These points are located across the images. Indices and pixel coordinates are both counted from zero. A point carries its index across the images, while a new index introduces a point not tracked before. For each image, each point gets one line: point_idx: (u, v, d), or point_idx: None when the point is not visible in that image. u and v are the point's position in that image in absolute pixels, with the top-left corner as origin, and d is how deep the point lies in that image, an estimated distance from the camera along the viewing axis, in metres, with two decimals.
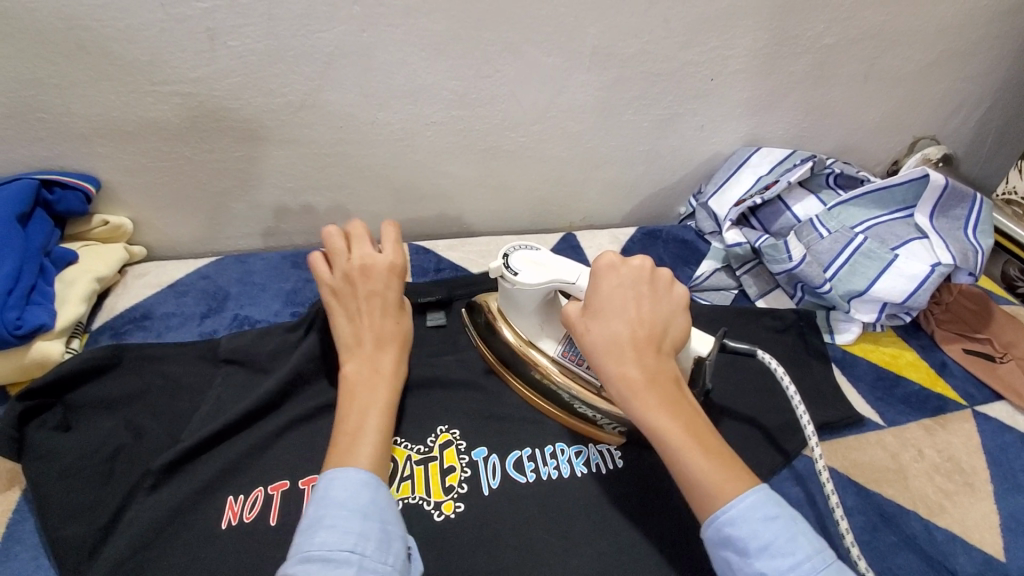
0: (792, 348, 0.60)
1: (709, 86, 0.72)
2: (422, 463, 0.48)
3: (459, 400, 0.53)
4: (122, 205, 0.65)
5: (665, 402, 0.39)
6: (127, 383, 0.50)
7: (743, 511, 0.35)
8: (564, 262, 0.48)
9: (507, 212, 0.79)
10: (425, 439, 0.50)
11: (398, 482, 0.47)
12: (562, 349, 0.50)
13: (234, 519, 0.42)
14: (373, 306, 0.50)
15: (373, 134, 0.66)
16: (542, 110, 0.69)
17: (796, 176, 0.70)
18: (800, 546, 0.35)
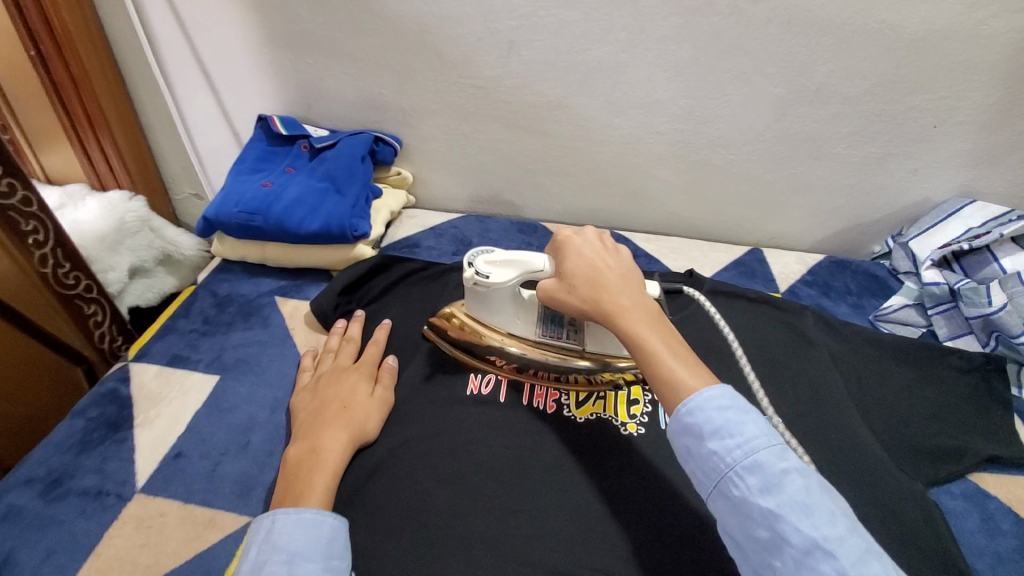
0: (973, 388, 0.62)
1: (931, 132, 0.75)
2: (612, 389, 0.57)
3: None
4: (410, 163, 0.87)
5: (641, 321, 0.47)
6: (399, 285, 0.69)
7: (701, 399, 0.42)
8: (518, 256, 0.56)
9: (699, 220, 0.88)
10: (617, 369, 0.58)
11: (593, 400, 0.57)
12: (540, 329, 0.59)
13: (475, 390, 0.57)
14: (332, 396, 0.55)
15: (605, 135, 0.80)
16: (757, 133, 0.77)
17: (1010, 230, 0.69)
18: (754, 428, 0.40)
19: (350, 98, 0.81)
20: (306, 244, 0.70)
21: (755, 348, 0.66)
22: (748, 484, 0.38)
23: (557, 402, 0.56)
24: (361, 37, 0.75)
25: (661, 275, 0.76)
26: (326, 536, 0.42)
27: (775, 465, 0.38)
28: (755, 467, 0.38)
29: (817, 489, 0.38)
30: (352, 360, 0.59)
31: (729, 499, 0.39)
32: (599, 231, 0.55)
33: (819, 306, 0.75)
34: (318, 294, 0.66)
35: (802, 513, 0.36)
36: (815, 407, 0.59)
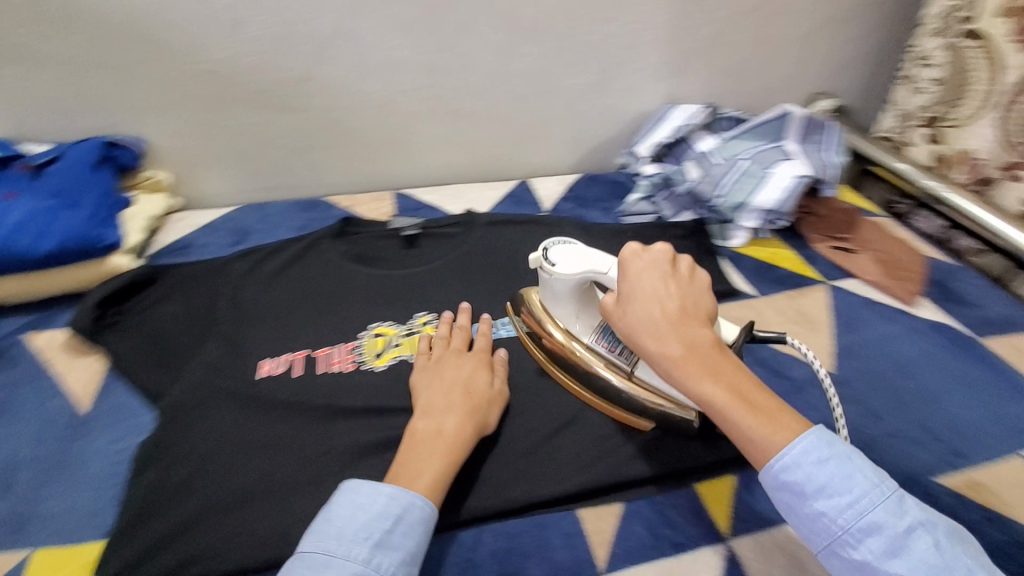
0: (691, 248, 0.77)
1: (629, 53, 0.89)
2: (407, 336, 0.62)
3: (429, 295, 0.69)
4: (165, 164, 0.82)
5: (703, 368, 0.42)
6: (171, 291, 0.66)
7: (805, 460, 0.39)
8: (601, 255, 0.52)
9: (472, 166, 0.95)
10: (408, 322, 0.64)
11: (391, 349, 0.60)
12: (596, 339, 0.52)
13: (268, 371, 0.57)
14: (450, 381, 0.51)
15: (360, 101, 0.83)
16: (492, 76, 0.86)
17: (696, 122, 0.88)
18: (869, 479, 0.38)
19: (66, 106, 0.74)
20: (46, 267, 0.64)
21: (523, 265, 0.74)
22: (872, 550, 0.36)
23: (355, 361, 0.58)
24: (62, 38, 0.70)
25: (438, 223, 0.81)
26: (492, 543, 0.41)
27: (901, 520, 0.36)
28: (875, 528, 0.37)
29: (922, 525, 0.37)
30: (466, 343, 0.56)
31: (845, 560, 0.37)
32: (662, 251, 0.48)
33: (577, 215, 0.87)
34: (75, 313, 0.62)
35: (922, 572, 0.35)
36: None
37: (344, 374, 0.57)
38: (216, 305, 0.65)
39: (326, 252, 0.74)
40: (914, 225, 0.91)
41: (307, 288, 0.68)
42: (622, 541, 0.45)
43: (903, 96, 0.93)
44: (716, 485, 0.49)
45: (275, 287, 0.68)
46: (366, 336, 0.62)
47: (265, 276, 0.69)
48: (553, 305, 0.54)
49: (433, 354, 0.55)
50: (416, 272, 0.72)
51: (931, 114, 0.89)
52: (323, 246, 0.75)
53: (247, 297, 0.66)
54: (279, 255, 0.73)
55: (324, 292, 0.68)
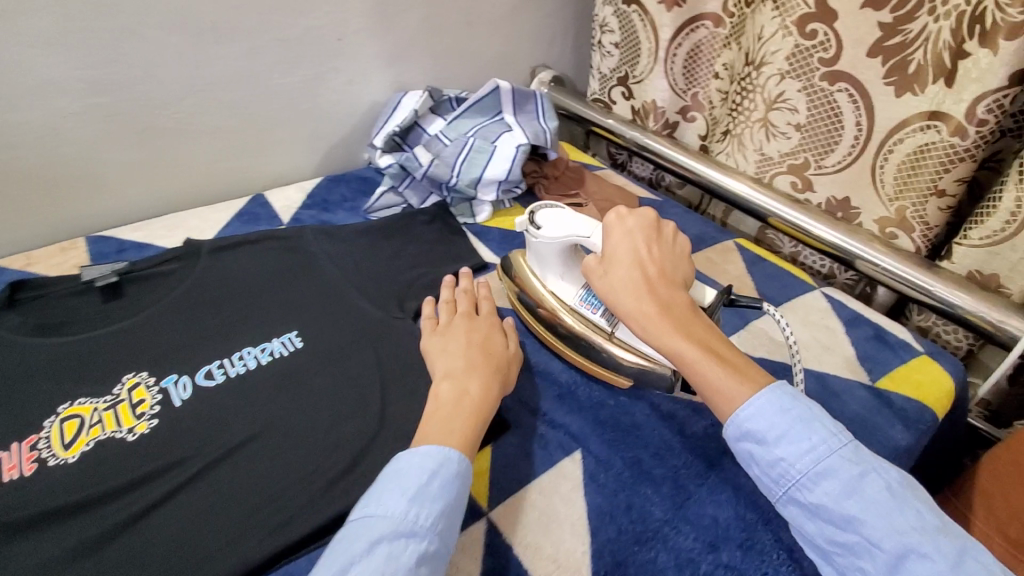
0: (438, 232, 0.78)
1: (340, 45, 0.86)
2: (110, 407, 0.52)
3: (141, 344, 0.58)
4: None
5: (674, 329, 0.48)
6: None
7: (767, 413, 0.44)
8: (580, 220, 0.57)
9: (191, 189, 0.84)
10: (111, 389, 0.54)
11: (88, 429, 0.51)
12: (580, 298, 0.58)
13: None
14: (462, 339, 0.56)
15: (5, 134, 0.67)
16: (186, 85, 0.75)
17: (421, 105, 0.86)
18: (826, 429, 0.44)
19: None
20: None
21: (263, 288, 0.66)
22: (822, 492, 0.42)
23: (38, 459, 0.48)
24: None
25: (151, 259, 0.67)
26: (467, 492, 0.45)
27: (849, 464, 0.42)
28: (828, 472, 0.42)
29: (868, 467, 0.42)
30: (472, 308, 0.62)
31: (802, 502, 0.43)
32: (645, 216, 0.55)
33: (320, 220, 0.82)
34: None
35: (860, 507, 0.40)
36: (325, 308, 0.64)
37: (22, 478, 0.47)
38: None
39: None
40: (633, 171, 1.07)
41: None
42: None
43: (600, 61, 1.03)
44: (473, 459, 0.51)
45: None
46: (54, 423, 0.51)
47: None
48: (540, 269, 0.61)
49: (443, 320, 0.60)
50: (122, 325, 0.60)
51: (621, 74, 1.00)
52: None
53: None
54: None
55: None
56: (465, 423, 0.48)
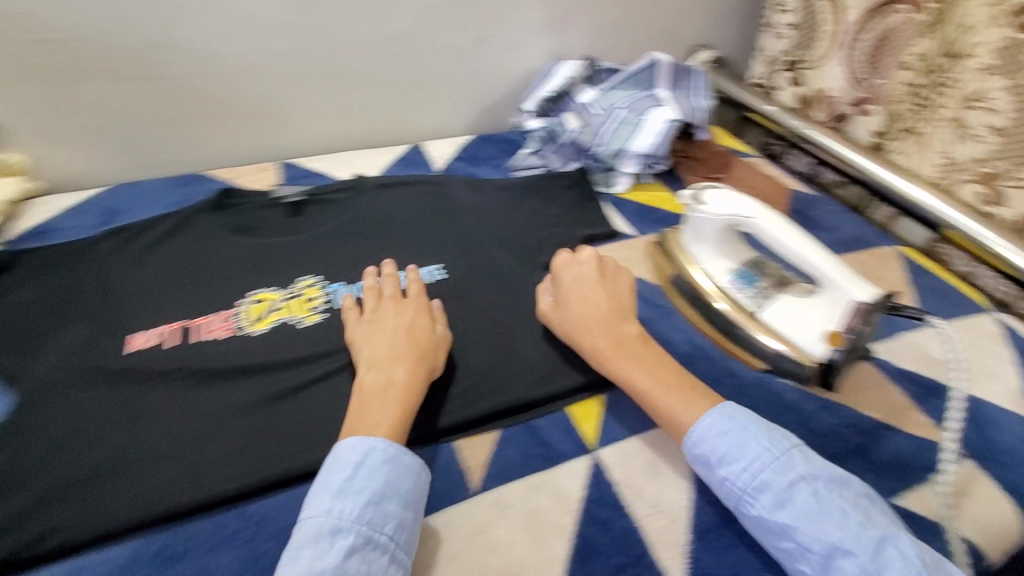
0: (579, 195, 0.80)
1: (508, 10, 0.90)
2: (288, 299, 0.61)
3: (316, 254, 0.67)
4: (15, 145, 0.76)
5: (629, 362, 0.51)
6: (30, 275, 0.62)
7: (706, 431, 0.46)
8: (746, 201, 0.58)
9: (361, 132, 0.94)
10: (290, 285, 0.62)
11: (274, 311, 0.60)
12: (730, 280, 0.60)
13: (134, 347, 0.55)
14: (584, 293, 0.56)
15: (229, 67, 0.80)
16: (371, 36, 0.84)
17: (576, 74, 0.89)
18: (770, 441, 0.44)
19: None
20: None
21: (415, 224, 0.72)
22: (763, 505, 0.42)
23: (231, 328, 0.57)
24: None
25: (327, 187, 0.77)
26: (426, 478, 0.44)
27: (789, 474, 0.43)
28: (765, 486, 0.43)
29: (813, 476, 0.42)
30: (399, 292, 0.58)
31: (766, 527, 0.42)
32: (592, 256, 0.58)
33: (467, 172, 0.88)
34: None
35: (803, 516, 0.41)
36: (466, 248, 0.69)
37: (217, 340, 0.56)
38: (82, 287, 0.61)
39: (202, 226, 0.69)
40: (790, 165, 1.00)
41: (178, 257, 0.65)
42: (495, 464, 0.48)
43: (765, 41, 0.99)
44: (587, 404, 0.53)
45: (146, 263, 0.64)
46: (247, 302, 0.60)
47: (136, 255, 0.65)
48: (695, 243, 0.63)
49: (563, 266, 0.59)
50: (300, 237, 0.69)
51: (792, 57, 0.95)
52: (200, 219, 0.70)
53: (111, 274, 0.62)
54: (150, 233, 0.68)
55: (198, 266, 0.64)
56: (387, 407, 0.46)
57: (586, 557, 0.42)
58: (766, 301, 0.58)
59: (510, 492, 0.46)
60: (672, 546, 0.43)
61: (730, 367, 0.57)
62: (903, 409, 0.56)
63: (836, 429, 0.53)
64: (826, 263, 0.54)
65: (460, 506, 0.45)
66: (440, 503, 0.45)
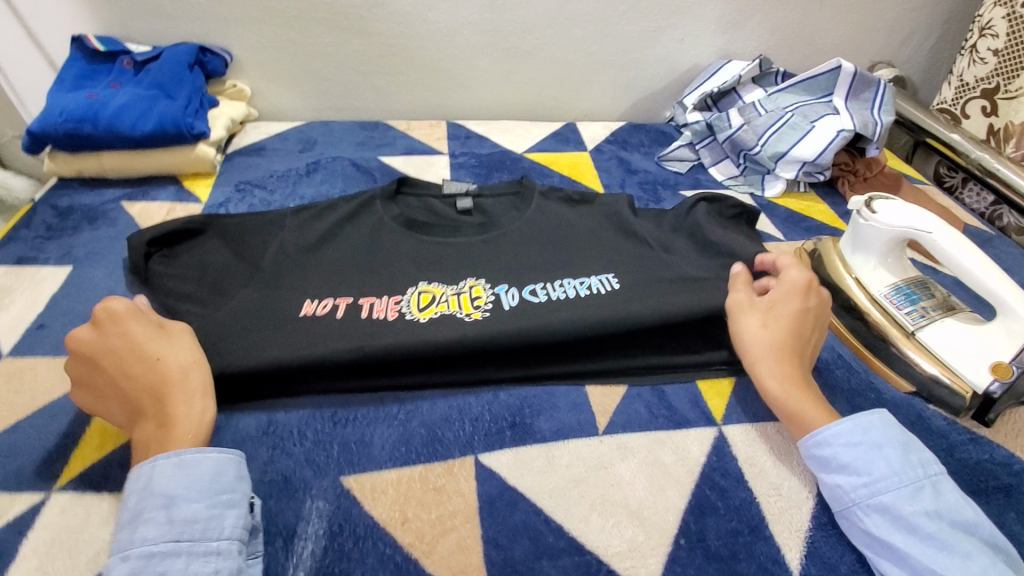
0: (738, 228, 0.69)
1: (686, 4, 0.91)
2: (455, 294, 0.59)
3: (474, 257, 0.65)
4: (246, 76, 0.90)
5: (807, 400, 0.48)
6: (218, 244, 0.64)
7: (833, 438, 0.44)
8: (922, 214, 0.56)
9: (523, 106, 1.00)
10: (459, 283, 0.61)
11: (437, 304, 0.58)
12: (886, 293, 0.58)
13: (311, 311, 0.57)
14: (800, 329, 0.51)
15: (424, 29, 0.89)
16: (552, 16, 0.90)
17: (748, 72, 0.88)
18: (904, 465, 0.41)
19: (168, 12, 0.82)
20: (144, 148, 0.74)
21: (585, 238, 0.66)
22: (875, 522, 0.41)
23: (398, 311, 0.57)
24: None
25: (496, 190, 0.76)
26: (237, 475, 0.42)
27: (918, 507, 0.40)
28: (882, 504, 0.41)
29: (941, 512, 0.39)
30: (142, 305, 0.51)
31: (860, 531, 0.42)
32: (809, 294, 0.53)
33: (617, 155, 0.91)
34: (128, 244, 0.62)
35: (914, 546, 0.39)
36: (628, 267, 0.62)
37: (384, 320, 0.56)
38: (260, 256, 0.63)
39: (378, 215, 0.70)
40: (963, 200, 0.94)
41: (344, 238, 0.66)
42: (622, 412, 0.51)
43: (961, 65, 0.92)
44: (717, 382, 0.54)
45: (319, 249, 0.65)
46: (413, 292, 0.60)
47: (311, 242, 0.65)
48: (853, 252, 0.62)
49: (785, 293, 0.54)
50: (473, 239, 0.67)
51: (990, 85, 0.87)
52: (377, 207, 0.71)
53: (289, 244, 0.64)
54: (333, 214, 0.69)
55: (365, 262, 0.64)
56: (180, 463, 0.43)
57: (703, 513, 0.44)
58: (927, 322, 0.55)
59: (635, 439, 0.48)
60: (791, 526, 0.44)
61: (873, 382, 0.56)
62: None
63: (986, 465, 0.49)
64: (1005, 289, 0.51)
65: (587, 439, 0.48)
66: (567, 432, 0.49)
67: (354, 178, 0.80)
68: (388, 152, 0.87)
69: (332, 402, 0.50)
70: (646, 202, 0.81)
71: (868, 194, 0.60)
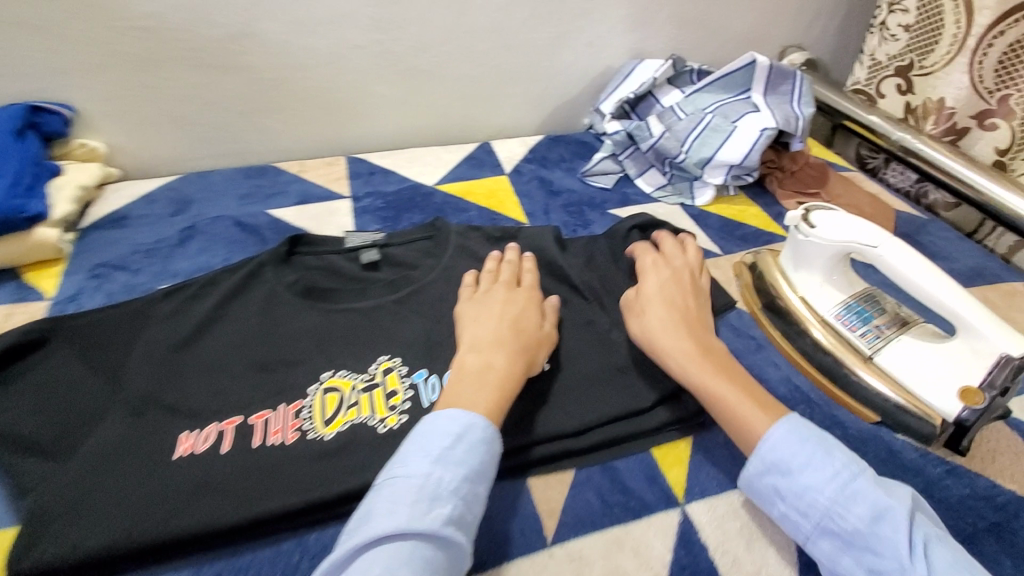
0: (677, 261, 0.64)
1: (592, 5, 0.84)
2: (367, 390, 0.50)
3: (393, 330, 0.56)
4: (97, 131, 0.76)
5: (721, 374, 0.47)
6: (68, 353, 0.52)
7: (760, 459, 0.42)
8: (864, 227, 0.51)
9: (430, 129, 0.91)
10: (368, 368, 0.52)
11: (345, 409, 0.49)
12: (836, 314, 0.54)
13: (188, 451, 0.45)
14: (654, 295, 0.53)
15: (306, 58, 0.78)
16: (449, 31, 0.81)
17: (660, 74, 0.83)
18: (830, 469, 0.40)
19: None
20: None
21: None
22: (824, 550, 0.39)
23: (299, 430, 0.47)
24: None
25: (406, 234, 0.67)
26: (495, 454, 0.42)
27: (857, 517, 0.38)
28: (849, 510, 0.38)
29: (880, 518, 0.37)
30: (514, 279, 0.56)
31: (834, 545, 0.38)
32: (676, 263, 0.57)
33: (538, 176, 0.83)
34: None
35: (863, 568, 0.37)
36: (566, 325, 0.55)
37: (280, 450, 0.46)
38: (122, 365, 0.52)
39: (270, 283, 0.59)
40: (887, 180, 0.93)
41: (229, 319, 0.56)
42: (572, 508, 0.43)
43: (872, 44, 0.90)
44: (674, 447, 0.48)
45: (197, 340, 0.54)
46: (316, 393, 0.50)
47: (185, 333, 0.54)
48: (795, 269, 0.57)
49: (658, 261, 0.58)
50: (384, 300, 0.59)
51: (903, 62, 0.86)
52: (267, 273, 0.61)
53: (162, 339, 0.53)
54: (214, 290, 0.59)
55: (257, 349, 0.53)
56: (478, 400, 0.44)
57: None
58: (883, 343, 0.51)
59: (590, 544, 0.41)
60: None
61: (837, 416, 0.51)
62: None
63: (969, 503, 0.45)
64: (959, 304, 0.46)
65: (535, 554, 0.41)
66: (512, 549, 0.41)
67: (238, 241, 0.68)
68: (279, 202, 0.76)
69: (217, 558, 0.42)
70: (575, 227, 0.74)
71: (804, 206, 0.56)
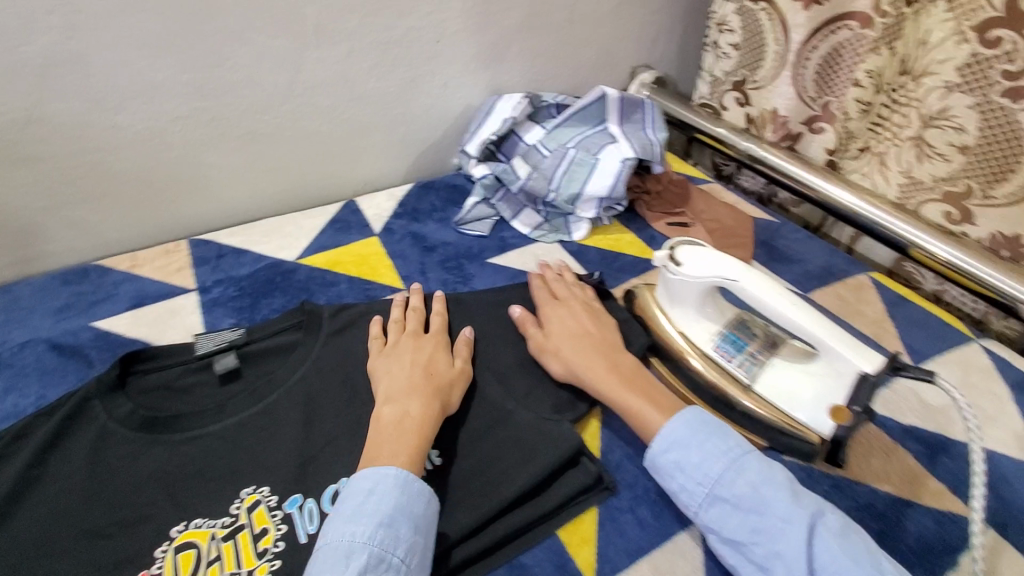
0: None
1: (438, 48, 0.82)
2: (229, 538, 0.44)
3: (259, 450, 0.49)
4: None
5: (641, 397, 0.50)
6: None
7: (666, 444, 0.46)
8: (724, 261, 0.52)
9: (286, 194, 0.83)
10: (228, 509, 0.46)
11: (204, 567, 0.43)
12: (714, 346, 0.54)
13: None
14: (561, 332, 0.56)
15: (117, 138, 0.68)
16: (286, 90, 0.74)
17: (520, 112, 0.82)
18: (723, 446, 0.45)
19: None
20: None
21: None
22: (713, 516, 0.43)
23: None
24: None
25: (271, 325, 0.58)
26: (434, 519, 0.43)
27: (742, 483, 0.43)
28: (740, 476, 0.44)
29: (763, 482, 0.43)
30: (421, 327, 0.58)
31: (728, 508, 0.43)
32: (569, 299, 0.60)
33: (410, 232, 0.79)
34: None
35: (746, 529, 0.42)
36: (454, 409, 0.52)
37: None
38: None
39: (99, 420, 0.50)
40: (742, 185, 0.99)
41: (47, 480, 0.47)
42: None
43: (708, 60, 0.95)
44: (579, 524, 0.47)
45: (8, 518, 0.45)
46: (167, 554, 0.43)
47: None
48: (670, 305, 0.57)
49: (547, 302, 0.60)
50: (248, 415, 0.51)
51: (737, 77, 0.91)
52: (96, 410, 0.51)
53: None
54: (26, 446, 0.49)
55: (87, 517, 0.45)
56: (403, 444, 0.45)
57: None
58: (759, 370, 0.52)
59: None
60: None
61: None
62: (918, 474, 0.50)
63: (855, 516, 0.47)
64: (817, 328, 0.48)
65: None
66: None
67: (54, 370, 0.58)
68: (108, 311, 0.65)
69: None
70: (454, 285, 0.70)
71: (667, 243, 0.56)
